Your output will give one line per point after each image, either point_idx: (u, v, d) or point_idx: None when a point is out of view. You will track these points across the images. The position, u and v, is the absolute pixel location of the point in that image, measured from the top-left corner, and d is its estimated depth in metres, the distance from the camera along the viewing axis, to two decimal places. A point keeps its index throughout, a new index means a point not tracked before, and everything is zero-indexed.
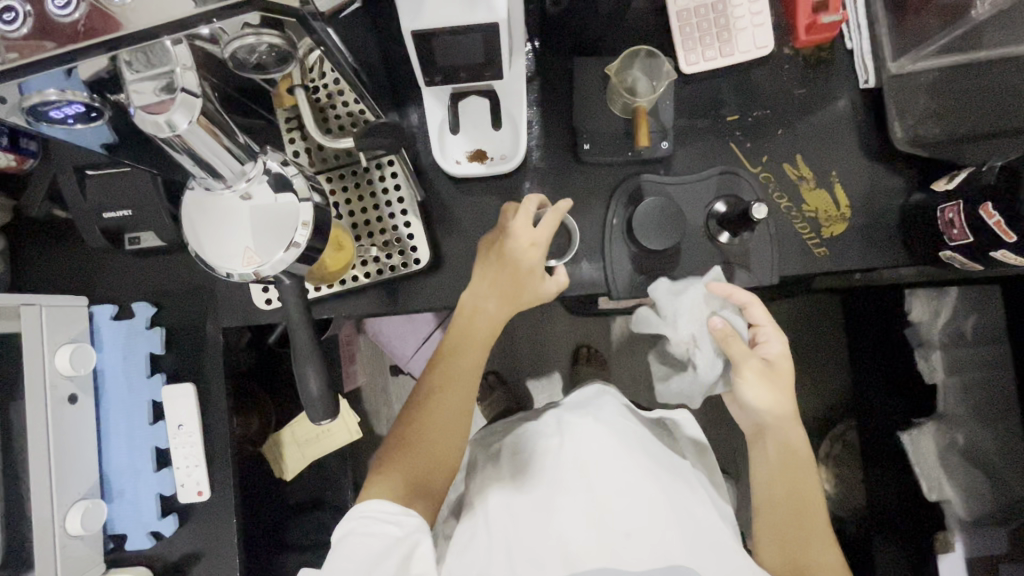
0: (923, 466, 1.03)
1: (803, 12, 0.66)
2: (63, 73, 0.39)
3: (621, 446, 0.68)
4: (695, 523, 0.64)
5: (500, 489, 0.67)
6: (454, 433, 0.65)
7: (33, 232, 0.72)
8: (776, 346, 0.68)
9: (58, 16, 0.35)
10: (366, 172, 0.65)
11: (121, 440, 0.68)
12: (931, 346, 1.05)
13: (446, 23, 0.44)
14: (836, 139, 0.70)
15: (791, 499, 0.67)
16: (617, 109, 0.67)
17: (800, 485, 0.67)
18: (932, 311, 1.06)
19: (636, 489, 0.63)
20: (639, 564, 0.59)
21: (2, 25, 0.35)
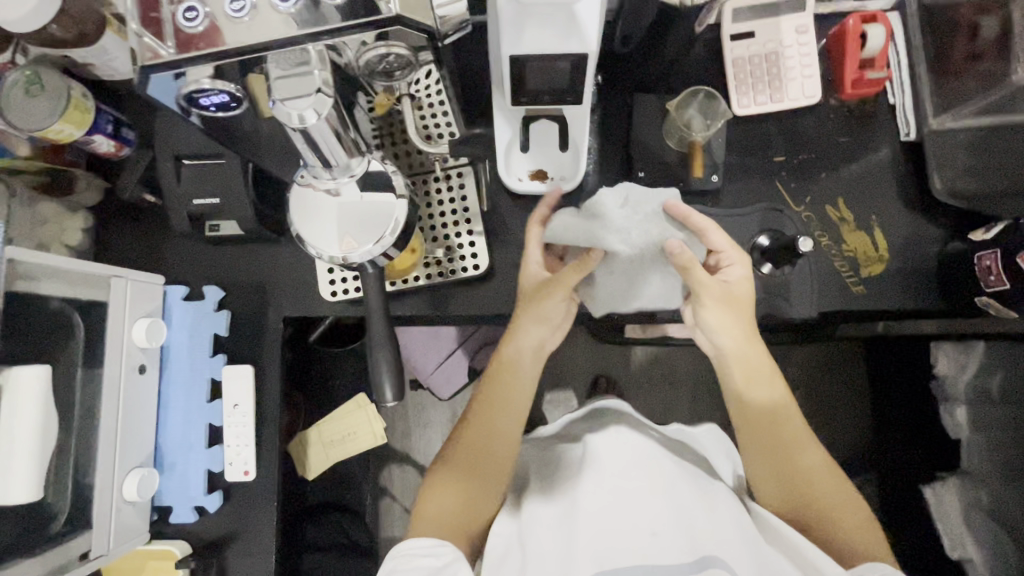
0: (946, 522, 1.03)
1: (851, 68, 0.72)
2: (171, 78, 0.44)
3: (644, 454, 0.67)
4: (727, 528, 0.60)
5: (530, 500, 0.68)
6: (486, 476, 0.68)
7: (118, 213, 0.77)
8: (737, 271, 0.66)
9: (233, 17, 0.42)
10: (437, 181, 0.70)
11: (178, 414, 0.71)
12: (957, 402, 1.04)
13: (543, 49, 0.49)
14: (877, 186, 0.74)
15: (779, 480, 0.66)
16: (673, 141, 0.73)
17: (789, 462, 0.66)
18: (958, 366, 1.04)
19: (665, 494, 0.62)
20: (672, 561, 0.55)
21: (185, 21, 0.42)
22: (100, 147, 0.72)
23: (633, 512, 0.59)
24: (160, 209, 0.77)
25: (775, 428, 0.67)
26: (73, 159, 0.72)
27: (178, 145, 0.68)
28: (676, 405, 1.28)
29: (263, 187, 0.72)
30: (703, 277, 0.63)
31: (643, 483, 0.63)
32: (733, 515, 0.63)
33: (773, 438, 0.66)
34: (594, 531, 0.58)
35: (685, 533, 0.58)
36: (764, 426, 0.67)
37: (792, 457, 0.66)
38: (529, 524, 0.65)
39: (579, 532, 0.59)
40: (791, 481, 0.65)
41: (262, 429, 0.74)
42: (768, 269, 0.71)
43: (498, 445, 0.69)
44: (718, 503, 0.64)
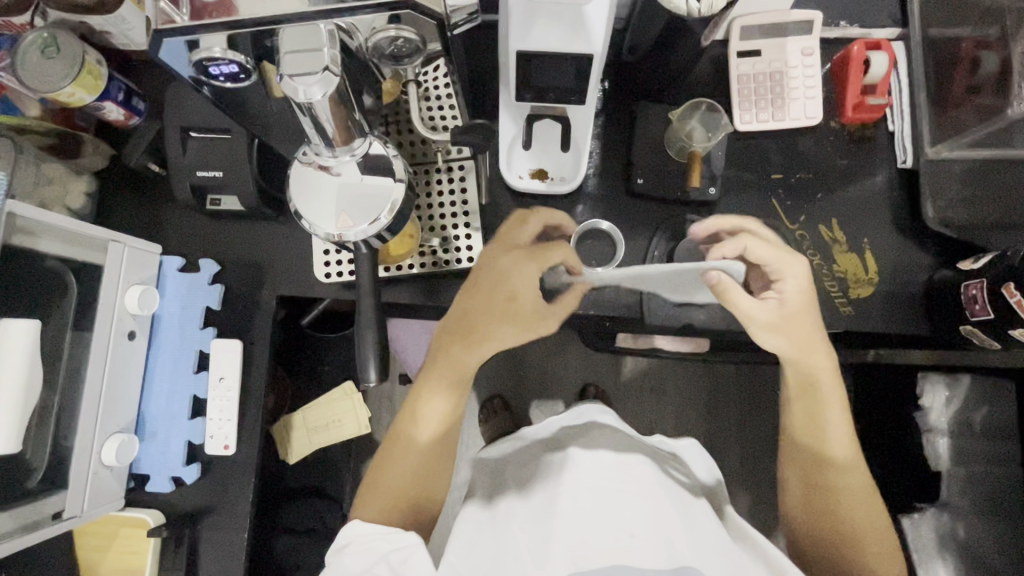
0: (921, 553, 1.02)
1: (853, 93, 0.73)
2: (183, 44, 0.46)
3: (626, 458, 0.67)
4: (697, 534, 0.61)
5: (506, 501, 0.69)
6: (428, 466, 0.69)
7: (122, 180, 0.78)
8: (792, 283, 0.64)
9: None
10: (439, 172, 0.71)
11: (163, 383, 0.72)
12: (937, 433, 1.05)
13: (550, 47, 0.50)
14: (870, 211, 0.75)
15: (810, 479, 0.69)
16: (673, 151, 0.74)
17: (823, 470, 0.68)
18: (944, 398, 1.05)
19: (642, 494, 0.62)
20: (648, 562, 0.55)
21: None
22: (110, 115, 0.73)
23: (613, 511, 0.60)
24: (164, 180, 0.78)
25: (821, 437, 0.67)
26: (81, 124, 0.74)
27: (187, 117, 0.69)
28: (661, 419, 1.28)
29: (267, 165, 0.73)
30: (745, 303, 0.63)
31: (623, 484, 0.63)
32: (710, 529, 0.63)
33: (814, 442, 0.68)
34: (573, 526, 0.58)
35: (661, 536, 0.57)
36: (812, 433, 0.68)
37: (828, 463, 0.67)
38: (506, 521, 0.65)
39: (556, 525, 0.59)
40: (818, 483, 0.68)
41: (246, 405, 0.74)
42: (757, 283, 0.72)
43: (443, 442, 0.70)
44: (695, 516, 0.65)
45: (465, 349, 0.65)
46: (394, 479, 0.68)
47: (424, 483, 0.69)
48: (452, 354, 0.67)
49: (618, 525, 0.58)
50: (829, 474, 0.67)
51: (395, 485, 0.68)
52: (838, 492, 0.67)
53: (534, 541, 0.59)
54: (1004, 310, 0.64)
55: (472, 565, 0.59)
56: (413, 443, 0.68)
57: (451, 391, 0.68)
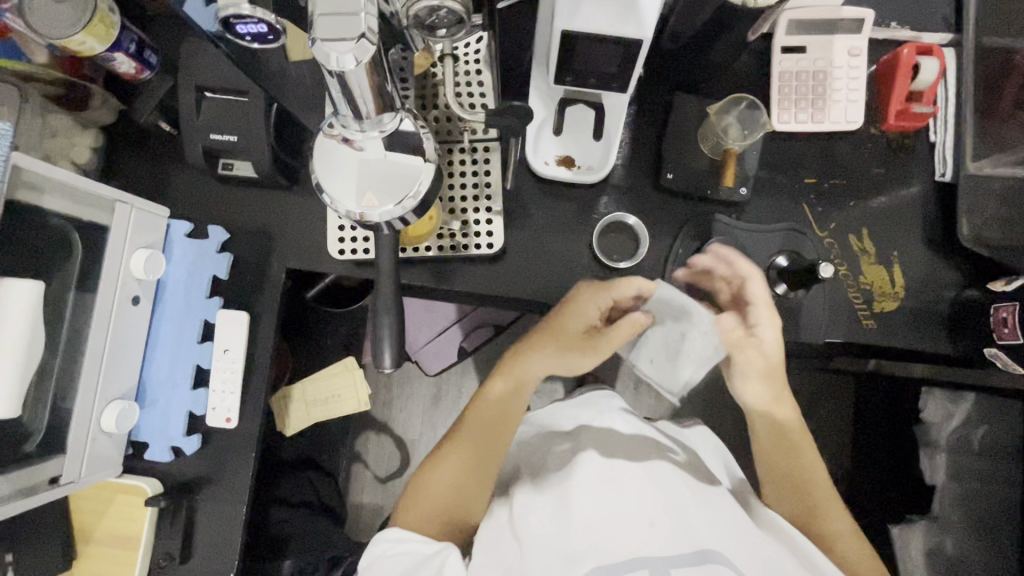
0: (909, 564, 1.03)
1: (897, 99, 0.70)
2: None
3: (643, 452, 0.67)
4: (715, 518, 0.60)
5: (520, 491, 0.65)
6: (476, 470, 0.66)
7: (130, 138, 0.75)
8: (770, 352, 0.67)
9: None
10: (463, 152, 0.68)
11: (166, 351, 0.70)
12: (937, 448, 1.04)
13: (597, 29, 0.48)
14: (902, 223, 0.73)
15: (788, 497, 0.69)
16: (707, 147, 0.71)
17: (802, 486, 0.68)
18: (946, 413, 1.04)
19: (657, 484, 0.62)
20: (667, 551, 0.54)
21: None
22: (120, 67, 0.69)
23: (630, 500, 0.59)
24: (174, 141, 0.75)
25: (792, 445, 0.69)
26: (89, 76, 0.70)
27: (203, 76, 0.66)
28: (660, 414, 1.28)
29: (284, 132, 0.70)
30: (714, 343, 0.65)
31: (638, 472, 0.63)
32: (729, 516, 0.63)
33: (786, 451, 0.69)
34: (593, 520, 0.57)
35: (678, 525, 0.57)
36: (782, 443, 0.69)
37: (808, 475, 0.68)
38: (521, 515, 0.61)
39: (574, 518, 0.57)
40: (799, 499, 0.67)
41: (250, 377, 0.72)
42: (783, 289, 0.70)
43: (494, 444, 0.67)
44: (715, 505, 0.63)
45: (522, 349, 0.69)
46: (438, 483, 0.66)
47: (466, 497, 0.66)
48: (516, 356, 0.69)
49: (638, 514, 0.58)
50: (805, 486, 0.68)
51: (438, 490, 0.66)
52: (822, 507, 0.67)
53: (554, 534, 0.57)
54: None
55: (493, 564, 0.57)
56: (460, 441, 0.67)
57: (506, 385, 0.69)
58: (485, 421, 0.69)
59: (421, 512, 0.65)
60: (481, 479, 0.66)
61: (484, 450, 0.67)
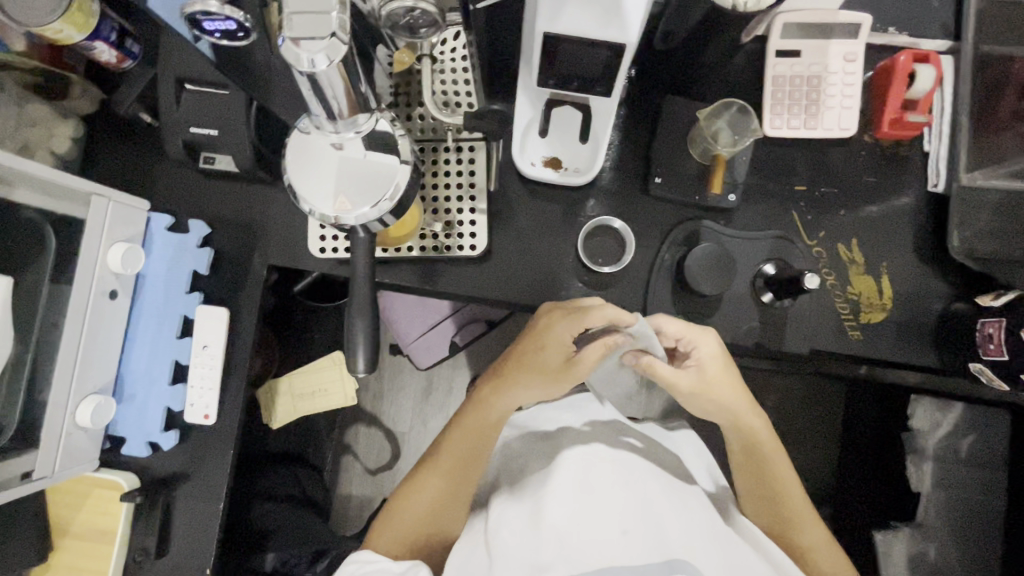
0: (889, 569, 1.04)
1: (891, 107, 0.69)
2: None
3: (621, 456, 0.67)
4: (689, 524, 0.60)
5: (498, 500, 0.66)
6: (449, 495, 0.67)
7: (111, 128, 0.73)
8: (707, 349, 0.64)
9: None
10: (447, 151, 0.67)
11: (145, 346, 0.69)
12: (924, 456, 1.04)
13: (578, 32, 0.46)
14: (892, 232, 0.72)
15: (762, 503, 0.70)
16: (696, 151, 0.70)
17: (778, 496, 0.69)
18: (935, 423, 1.04)
19: (633, 492, 0.62)
20: (638, 559, 0.54)
21: None
22: (101, 56, 0.68)
23: (604, 508, 0.59)
24: (156, 133, 0.73)
25: (765, 458, 0.68)
26: (69, 64, 0.68)
27: (183, 68, 0.65)
28: None
29: (266, 126, 0.69)
30: (667, 372, 0.64)
31: (614, 480, 0.63)
32: (705, 520, 0.63)
33: (760, 463, 0.69)
34: (566, 528, 0.57)
35: (653, 534, 0.57)
36: (755, 456, 0.69)
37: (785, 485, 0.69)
38: (496, 524, 0.61)
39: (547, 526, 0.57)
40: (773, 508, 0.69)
41: (230, 374, 0.72)
42: (768, 297, 0.69)
43: (468, 471, 0.67)
44: (690, 509, 0.63)
45: (499, 380, 0.67)
46: (414, 506, 0.67)
47: (442, 515, 0.67)
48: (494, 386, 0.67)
49: (612, 521, 0.58)
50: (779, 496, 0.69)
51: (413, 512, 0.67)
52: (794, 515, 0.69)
53: (527, 545, 0.57)
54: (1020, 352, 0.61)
55: None
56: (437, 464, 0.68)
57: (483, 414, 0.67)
58: (456, 449, 0.67)
59: (396, 531, 0.67)
60: (452, 502, 0.67)
61: (457, 474, 0.67)
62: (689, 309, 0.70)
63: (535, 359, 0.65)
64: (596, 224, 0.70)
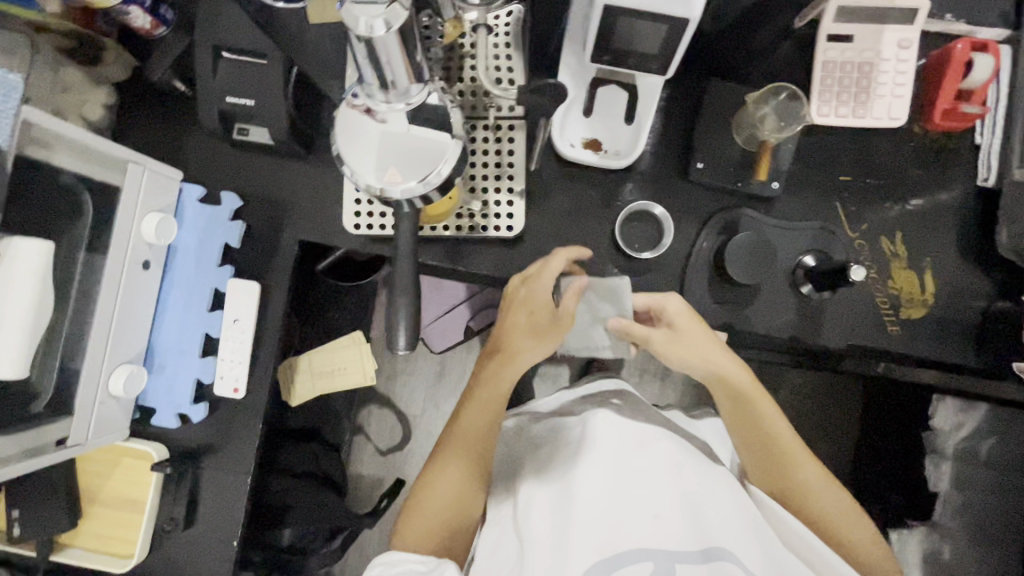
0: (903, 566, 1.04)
1: (945, 98, 0.67)
2: None
3: (648, 437, 0.65)
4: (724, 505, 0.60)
5: (527, 482, 0.65)
6: (468, 486, 0.65)
7: (143, 96, 0.72)
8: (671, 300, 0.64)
9: None
10: (486, 129, 0.65)
11: (175, 318, 0.69)
12: (943, 456, 1.03)
13: (641, 5, 0.45)
14: (937, 227, 0.70)
15: (771, 477, 0.66)
16: (740, 138, 0.68)
17: (804, 493, 0.64)
18: (955, 421, 1.01)
19: (668, 475, 0.61)
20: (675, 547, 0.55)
21: None
22: (136, 21, 0.66)
23: (633, 491, 0.59)
24: (189, 102, 0.72)
25: (784, 448, 0.65)
26: (103, 28, 0.67)
27: (220, 35, 0.63)
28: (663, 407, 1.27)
29: (301, 98, 0.67)
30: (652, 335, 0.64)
31: (648, 463, 0.62)
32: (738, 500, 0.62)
33: (778, 455, 0.65)
34: (595, 514, 0.57)
35: (690, 521, 0.57)
36: (774, 447, 0.65)
37: (811, 481, 0.65)
38: (526, 509, 0.60)
39: (576, 512, 0.57)
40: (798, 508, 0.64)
41: (258, 348, 0.72)
42: (807, 289, 0.68)
43: (483, 457, 0.66)
44: (718, 487, 0.62)
45: (500, 362, 0.65)
46: (434, 504, 0.64)
47: (469, 503, 0.65)
48: (504, 359, 0.65)
49: (641, 506, 0.57)
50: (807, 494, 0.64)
51: (435, 509, 0.64)
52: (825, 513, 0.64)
53: (560, 532, 0.56)
54: None
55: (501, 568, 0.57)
56: (450, 457, 0.66)
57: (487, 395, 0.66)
58: (470, 425, 0.66)
59: (422, 526, 0.64)
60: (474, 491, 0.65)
61: (475, 464, 0.66)
62: (726, 299, 0.69)
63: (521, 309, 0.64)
64: (633, 209, 0.69)
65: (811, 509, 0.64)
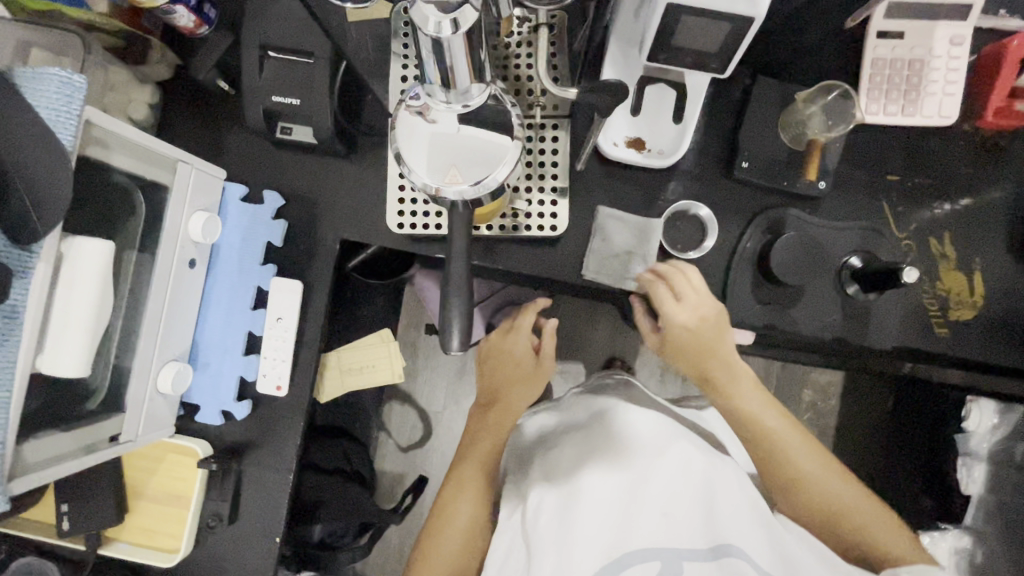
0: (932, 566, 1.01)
1: (998, 95, 0.65)
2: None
3: (660, 436, 0.65)
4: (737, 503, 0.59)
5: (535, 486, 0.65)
6: (475, 531, 0.69)
7: (185, 96, 0.73)
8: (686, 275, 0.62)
9: None
10: (530, 129, 0.65)
11: (219, 316, 0.69)
12: (977, 458, 1.01)
13: (707, 4, 0.44)
14: (986, 227, 0.69)
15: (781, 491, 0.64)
16: (786, 136, 0.67)
17: (792, 476, 0.63)
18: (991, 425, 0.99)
19: (678, 474, 0.60)
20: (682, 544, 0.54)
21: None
22: (180, 21, 0.66)
23: (642, 488, 0.59)
24: (231, 102, 0.73)
25: (765, 433, 0.63)
26: (148, 27, 0.67)
27: (268, 35, 0.64)
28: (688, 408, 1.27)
29: (344, 98, 0.68)
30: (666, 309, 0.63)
31: (655, 461, 0.61)
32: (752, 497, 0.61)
33: (757, 441, 0.64)
34: (598, 516, 0.58)
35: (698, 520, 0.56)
36: (752, 436, 0.64)
37: (798, 463, 0.63)
38: (532, 512, 0.61)
39: (578, 515, 0.58)
40: (809, 506, 0.63)
41: (301, 346, 0.72)
42: (853, 290, 0.67)
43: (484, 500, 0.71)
44: (726, 482, 0.61)
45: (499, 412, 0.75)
46: (444, 548, 0.68)
47: (475, 547, 0.69)
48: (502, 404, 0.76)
49: (651, 504, 0.57)
50: (802, 477, 0.63)
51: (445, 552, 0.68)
52: (822, 491, 0.63)
53: (565, 534, 0.57)
54: None
55: None
56: (459, 505, 0.70)
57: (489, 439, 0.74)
58: (474, 468, 0.72)
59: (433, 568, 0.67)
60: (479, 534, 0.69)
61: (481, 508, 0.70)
62: (770, 299, 0.68)
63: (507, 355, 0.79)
64: (675, 210, 0.69)
65: (830, 512, 0.63)
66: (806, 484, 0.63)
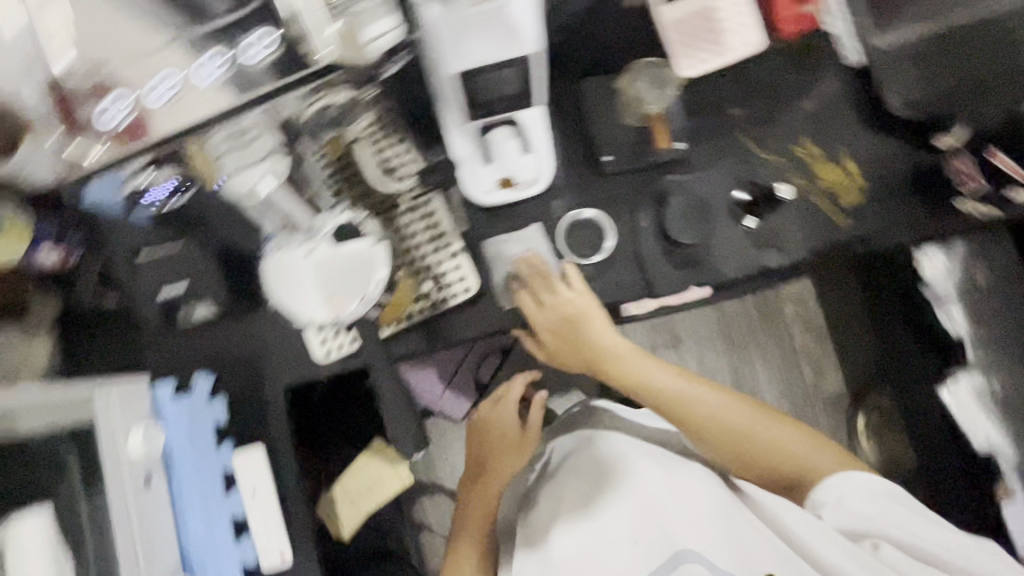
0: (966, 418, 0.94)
1: (784, 9, 0.71)
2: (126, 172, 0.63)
3: (619, 460, 0.70)
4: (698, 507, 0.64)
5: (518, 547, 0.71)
6: None
7: (80, 324, 0.72)
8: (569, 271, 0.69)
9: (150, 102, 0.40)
10: (407, 214, 0.70)
11: (198, 521, 0.64)
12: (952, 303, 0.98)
13: (488, 58, 0.49)
14: (835, 116, 0.74)
15: (717, 442, 0.70)
16: (630, 118, 0.72)
17: (721, 433, 0.69)
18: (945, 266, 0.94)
19: (638, 497, 0.65)
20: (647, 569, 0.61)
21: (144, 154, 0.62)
22: (47, 263, 0.67)
23: (606, 523, 0.65)
24: (125, 310, 0.72)
25: (681, 402, 0.70)
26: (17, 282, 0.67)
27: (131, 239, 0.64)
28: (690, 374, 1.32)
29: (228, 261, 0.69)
30: (544, 306, 0.68)
31: (620, 492, 0.67)
32: (713, 494, 0.66)
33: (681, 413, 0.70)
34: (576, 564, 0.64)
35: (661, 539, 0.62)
36: (674, 412, 0.71)
37: (721, 415, 0.70)
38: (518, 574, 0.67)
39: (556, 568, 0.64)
40: (733, 444, 0.69)
41: (286, 502, 0.73)
42: (751, 221, 0.72)
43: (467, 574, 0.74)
44: (684, 486, 0.66)
45: (488, 481, 0.81)
46: None
47: None
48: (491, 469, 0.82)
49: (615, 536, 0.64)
50: (730, 430, 0.70)
51: None
52: (750, 436, 0.70)
53: None
54: (996, 175, 0.71)
55: None
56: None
57: (479, 505, 0.79)
58: (462, 549, 0.76)
59: None
60: None
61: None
62: (686, 261, 0.72)
63: (491, 424, 0.88)
64: (568, 221, 0.72)
65: (753, 444, 0.70)
66: (723, 424, 0.70)
